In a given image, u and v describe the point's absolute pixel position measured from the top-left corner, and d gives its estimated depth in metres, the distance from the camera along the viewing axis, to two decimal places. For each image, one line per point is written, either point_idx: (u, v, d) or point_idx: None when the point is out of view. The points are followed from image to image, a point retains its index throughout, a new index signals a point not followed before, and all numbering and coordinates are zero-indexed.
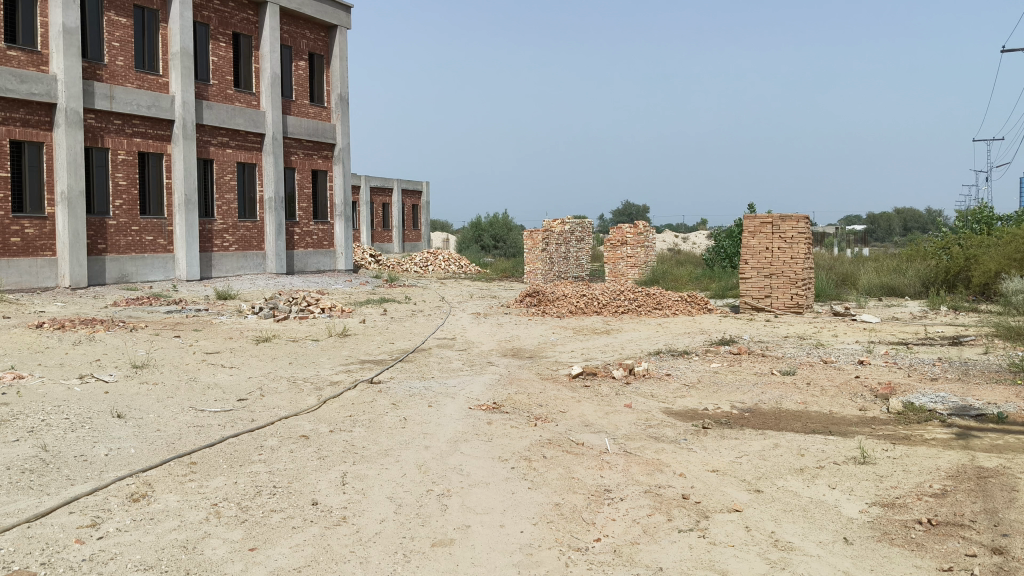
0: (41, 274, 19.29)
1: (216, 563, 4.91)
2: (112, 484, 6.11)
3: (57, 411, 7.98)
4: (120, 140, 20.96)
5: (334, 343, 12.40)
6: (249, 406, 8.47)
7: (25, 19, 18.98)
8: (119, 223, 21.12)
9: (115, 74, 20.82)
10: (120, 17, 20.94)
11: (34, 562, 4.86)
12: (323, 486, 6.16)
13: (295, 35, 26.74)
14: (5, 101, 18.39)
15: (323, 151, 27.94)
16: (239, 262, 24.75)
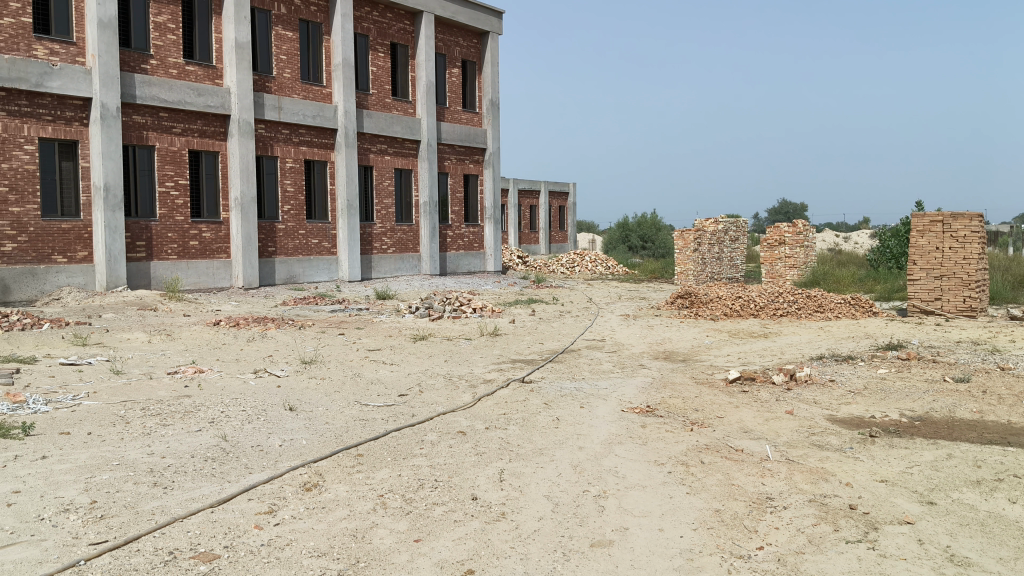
0: (216, 276, 20.60)
1: (386, 551, 5.10)
2: (286, 474, 6.47)
3: (235, 403, 8.51)
4: (288, 148, 22.12)
5: (486, 342, 12.65)
6: (410, 401, 8.76)
7: (202, 36, 20.30)
8: (287, 228, 22.29)
9: (281, 86, 21.96)
10: (287, 31, 22.06)
11: (219, 545, 5.21)
12: (482, 482, 6.29)
13: (450, 43, 27.39)
14: (184, 114, 19.72)
15: (475, 156, 28.53)
16: (396, 264, 25.64)
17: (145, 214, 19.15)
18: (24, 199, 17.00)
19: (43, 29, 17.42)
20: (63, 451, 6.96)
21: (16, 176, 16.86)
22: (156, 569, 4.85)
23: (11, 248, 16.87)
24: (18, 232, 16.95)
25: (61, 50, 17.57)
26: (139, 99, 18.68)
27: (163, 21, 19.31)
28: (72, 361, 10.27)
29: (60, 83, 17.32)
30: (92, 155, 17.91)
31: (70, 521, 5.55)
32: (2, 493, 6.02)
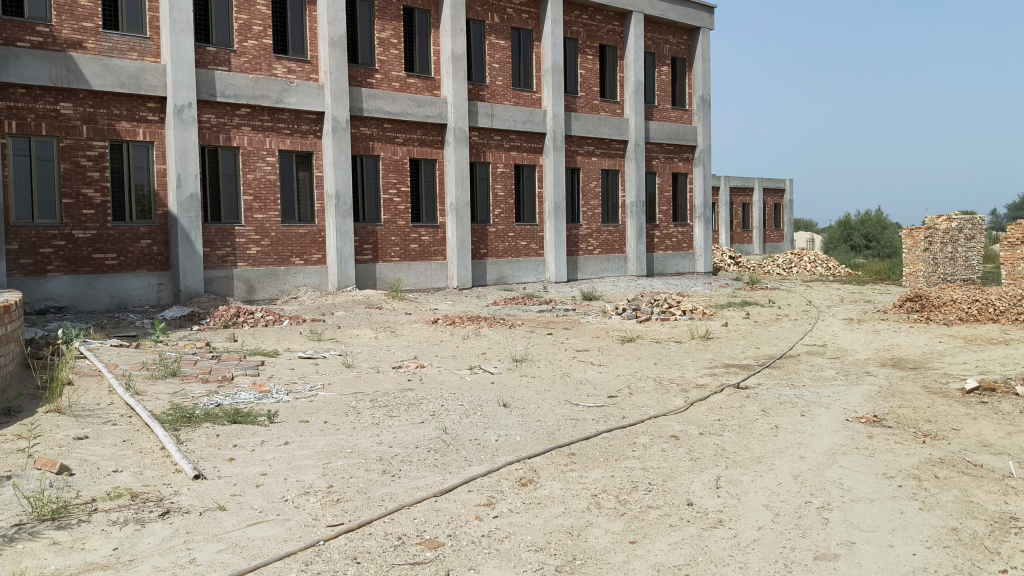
0: (433, 277, 21.58)
1: (602, 551, 5.17)
2: (503, 468, 6.70)
3: (454, 397, 8.90)
4: (500, 154, 22.81)
5: (697, 345, 12.48)
6: (620, 403, 8.81)
7: (422, 48, 21.37)
8: (498, 230, 22.98)
9: (494, 93, 22.69)
10: (499, 39, 22.80)
11: (443, 533, 5.48)
12: (698, 487, 6.23)
13: (659, 41, 27.21)
14: (405, 124, 20.82)
15: (684, 154, 28.17)
16: (603, 265, 25.79)
17: (370, 219, 20.38)
18: (266, 207, 18.58)
19: (281, 49, 18.95)
20: (304, 438, 7.57)
21: (259, 185, 18.45)
22: (387, 552, 5.17)
23: (255, 251, 18.46)
24: (260, 236, 18.52)
25: (297, 67, 19.04)
26: (365, 111, 19.90)
27: (387, 36, 20.51)
28: (308, 355, 11.12)
29: (296, 99, 18.79)
30: (325, 165, 19.30)
31: (310, 503, 6.03)
32: (251, 474, 6.63)
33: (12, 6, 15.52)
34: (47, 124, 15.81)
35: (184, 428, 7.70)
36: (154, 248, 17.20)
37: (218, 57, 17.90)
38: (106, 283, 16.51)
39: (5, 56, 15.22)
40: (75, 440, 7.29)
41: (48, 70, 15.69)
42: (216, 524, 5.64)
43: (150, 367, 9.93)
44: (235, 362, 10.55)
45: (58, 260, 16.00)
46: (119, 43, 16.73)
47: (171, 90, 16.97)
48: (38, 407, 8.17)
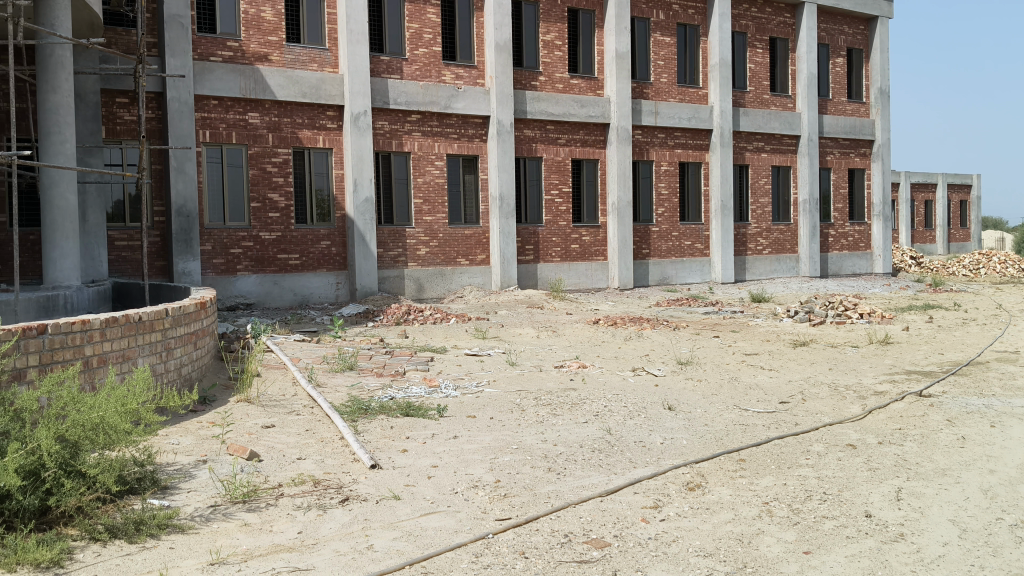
0: (595, 277, 21.58)
1: (773, 560, 5.02)
2: (670, 472, 6.62)
3: (617, 399, 8.89)
4: (664, 152, 22.56)
5: (875, 350, 11.89)
6: (791, 409, 8.51)
7: (587, 48, 21.44)
8: (661, 230, 22.72)
9: (660, 91, 22.45)
10: (665, 36, 22.57)
11: (609, 533, 5.48)
12: (876, 499, 5.95)
13: (833, 32, 26.13)
14: (568, 124, 20.95)
15: (860, 149, 26.93)
16: (772, 266, 24.98)
17: (532, 220, 20.64)
18: (434, 209, 19.16)
19: (450, 55, 19.51)
20: (471, 432, 7.78)
21: (428, 188, 19.06)
22: (554, 549, 5.23)
23: (425, 252, 19.09)
24: (430, 237, 19.14)
25: (465, 72, 19.53)
26: (530, 113, 20.17)
27: (551, 39, 20.73)
28: (475, 352, 11.40)
29: (464, 103, 19.28)
30: (491, 168, 19.70)
31: (479, 496, 6.19)
32: (423, 466, 6.87)
33: (206, 24, 16.75)
34: (237, 133, 16.94)
35: (361, 420, 8.08)
36: (333, 249, 18.10)
37: (391, 66, 18.63)
38: (289, 282, 17.51)
39: (200, 71, 16.40)
40: (263, 428, 7.79)
41: (238, 82, 16.80)
42: (391, 513, 5.88)
43: (329, 361, 10.47)
44: (407, 357, 10.96)
45: (246, 260, 17.09)
46: (300, 55, 17.70)
47: (348, 99, 17.81)
48: (229, 397, 8.80)
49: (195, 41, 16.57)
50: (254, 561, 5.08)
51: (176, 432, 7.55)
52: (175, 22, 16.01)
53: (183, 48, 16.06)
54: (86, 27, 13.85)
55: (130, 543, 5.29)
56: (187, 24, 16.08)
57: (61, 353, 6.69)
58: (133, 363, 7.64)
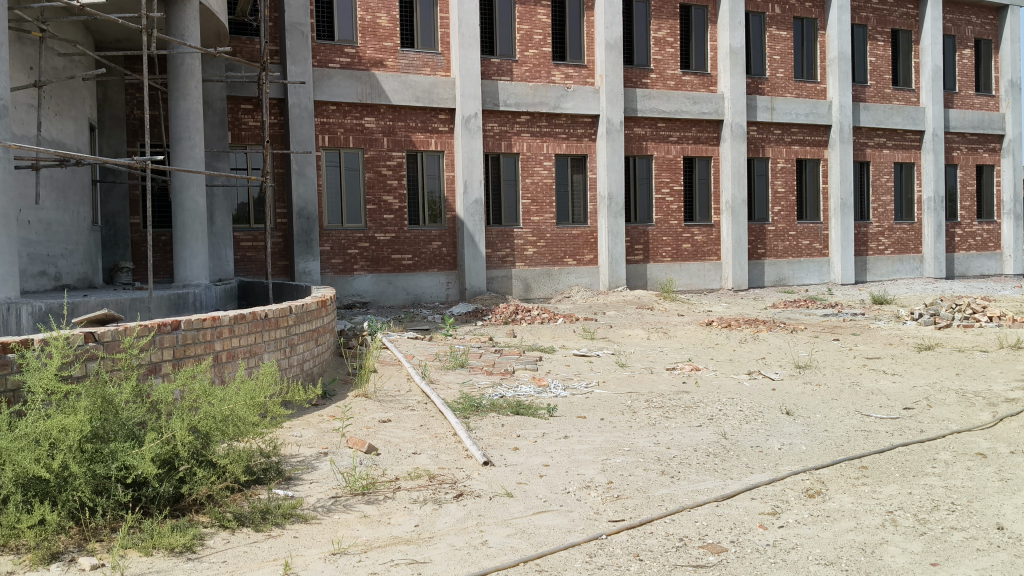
0: (707, 277, 21.24)
1: (899, 571, 4.85)
2: (788, 478, 6.47)
3: (733, 402, 8.74)
4: (780, 149, 22.02)
5: (1007, 355, 11.31)
6: (916, 416, 8.18)
7: (699, 45, 21.11)
8: (777, 229, 22.18)
9: (775, 86, 21.93)
10: (780, 30, 22.04)
11: (725, 539, 5.39)
12: (1009, 510, 5.66)
13: (960, 22, 24.98)
14: (680, 122, 20.70)
15: (989, 144, 25.66)
16: (894, 266, 24.07)
17: (642, 220, 20.49)
18: (543, 209, 19.25)
19: (559, 56, 19.56)
20: (582, 433, 7.78)
21: (537, 188, 19.16)
22: (669, 552, 5.18)
23: (533, 252, 19.21)
24: (538, 237, 19.24)
25: (575, 72, 19.54)
26: (640, 112, 20.03)
27: (663, 36, 20.52)
28: (584, 352, 11.40)
29: (574, 103, 19.29)
30: (600, 167, 19.63)
31: (591, 497, 6.19)
32: (536, 464, 6.92)
33: (324, 32, 17.29)
34: (353, 137, 17.42)
35: (473, 417, 8.19)
36: (444, 249, 18.39)
37: (502, 68, 18.82)
38: (402, 281, 17.90)
39: (319, 77, 16.94)
40: (380, 422, 7.99)
41: (355, 88, 17.28)
42: (505, 510, 5.94)
43: (442, 358, 10.66)
44: (517, 356, 11.04)
45: (362, 260, 17.57)
46: (414, 60, 18.05)
47: (460, 101, 18.07)
48: (348, 392, 9.06)
49: (314, 48, 17.12)
50: (373, 552, 5.22)
51: (299, 425, 7.83)
52: (296, 31, 16.59)
53: (303, 56, 16.62)
54: (214, 37, 14.49)
55: (257, 532, 5.51)
56: (306, 32, 16.64)
57: (193, 348, 7.03)
58: (260, 358, 7.98)
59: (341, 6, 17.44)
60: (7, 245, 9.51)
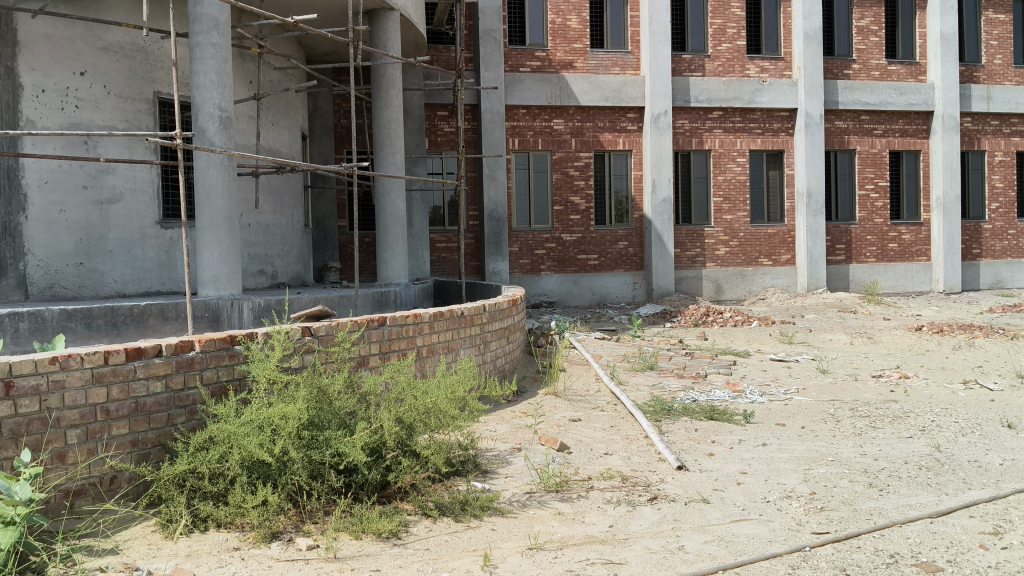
0: (915, 279, 19.95)
1: None
2: (1011, 496, 5.96)
3: (947, 413, 8.15)
4: (998, 140, 20.39)
5: None
6: None
7: (906, 32, 19.91)
8: (995, 227, 20.55)
9: (992, 74, 20.35)
10: (998, 13, 20.42)
11: (940, 558, 5.02)
12: None
13: None
14: (885, 114, 19.56)
15: None
16: None
17: (844, 218, 19.54)
18: (736, 207, 18.73)
19: (754, 49, 19.02)
20: (781, 441, 7.50)
21: (729, 186, 18.67)
22: (879, 569, 4.89)
23: (725, 252, 18.75)
24: (730, 237, 18.75)
25: (770, 66, 18.91)
26: (842, 105, 19.06)
27: (866, 24, 19.48)
28: (781, 358, 10.99)
29: (769, 97, 18.67)
30: (797, 163, 18.90)
31: (793, 507, 5.95)
32: (732, 471, 6.74)
33: (516, 36, 17.66)
34: (543, 140, 17.69)
35: (665, 420, 8.10)
36: (631, 249, 18.29)
37: (693, 64, 18.48)
38: (589, 282, 17.96)
39: (511, 81, 17.32)
40: (571, 421, 8.05)
41: (545, 91, 17.52)
42: (701, 516, 5.82)
43: (630, 360, 10.60)
44: (709, 360, 10.80)
45: (549, 260, 17.83)
46: (604, 60, 18.07)
47: (650, 99, 17.91)
48: (539, 389, 9.20)
49: (506, 52, 17.51)
50: (569, 549, 5.26)
51: (493, 420, 8.01)
52: (489, 37, 17.04)
53: (495, 61, 17.02)
54: (412, 47, 15.11)
55: (457, 522, 5.69)
56: (499, 38, 17.04)
57: (397, 343, 7.35)
58: (457, 354, 8.24)
59: (533, 10, 17.75)
60: (231, 246, 10.32)
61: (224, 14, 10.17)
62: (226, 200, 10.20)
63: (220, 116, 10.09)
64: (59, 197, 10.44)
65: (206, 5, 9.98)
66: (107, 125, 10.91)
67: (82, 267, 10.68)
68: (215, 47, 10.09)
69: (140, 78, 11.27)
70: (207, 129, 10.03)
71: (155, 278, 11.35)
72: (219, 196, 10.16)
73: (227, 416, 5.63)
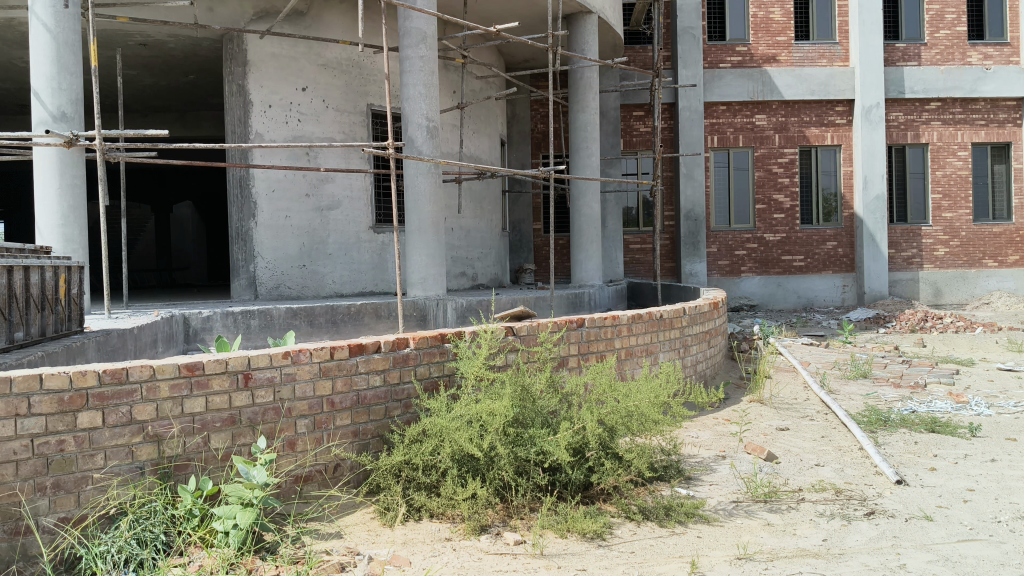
0: None
1: None
2: None
3: None
4: None
5: None
6: None
7: None
8: None
9: None
10: None
11: None
12: None
13: None
14: None
15: None
16: None
17: None
18: (957, 205, 17.47)
19: (976, 35, 17.65)
20: (1015, 457, 6.87)
21: (949, 182, 17.43)
22: None
23: (944, 253, 17.54)
24: (950, 236, 17.52)
25: (995, 52, 17.50)
26: None
27: None
28: (1012, 367, 10.09)
29: (993, 86, 17.26)
30: None
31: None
32: (958, 488, 6.24)
33: (715, 33, 17.37)
34: (744, 136, 17.29)
35: (881, 431, 7.62)
36: (840, 250, 17.55)
37: (908, 53, 17.44)
38: (794, 284, 17.40)
39: (710, 78, 17.09)
40: (778, 430, 7.76)
41: (746, 87, 17.07)
42: (924, 533, 5.43)
43: (842, 367, 10.08)
44: (929, 368, 10.07)
45: (750, 262, 17.42)
46: (810, 52, 17.38)
47: (860, 92, 17.11)
48: (743, 396, 8.92)
49: (705, 49, 17.27)
50: (780, 562, 5.04)
51: (695, 426, 7.86)
52: (688, 34, 16.85)
53: (694, 58, 16.86)
54: (609, 49, 15.12)
55: (661, 527, 5.60)
56: (698, 35, 16.81)
57: (596, 345, 7.32)
58: (656, 357, 8.13)
59: (733, 6, 17.45)
60: (438, 250, 10.72)
61: (431, 27, 10.57)
62: (432, 206, 10.60)
63: (427, 126, 10.49)
64: (284, 205, 11.23)
65: (415, 19, 10.42)
66: (327, 137, 11.65)
67: (305, 269, 11.45)
68: (423, 59, 10.50)
69: (356, 91, 11.92)
70: (416, 138, 10.46)
71: (369, 279, 11.98)
72: (426, 202, 10.57)
73: (439, 411, 5.84)
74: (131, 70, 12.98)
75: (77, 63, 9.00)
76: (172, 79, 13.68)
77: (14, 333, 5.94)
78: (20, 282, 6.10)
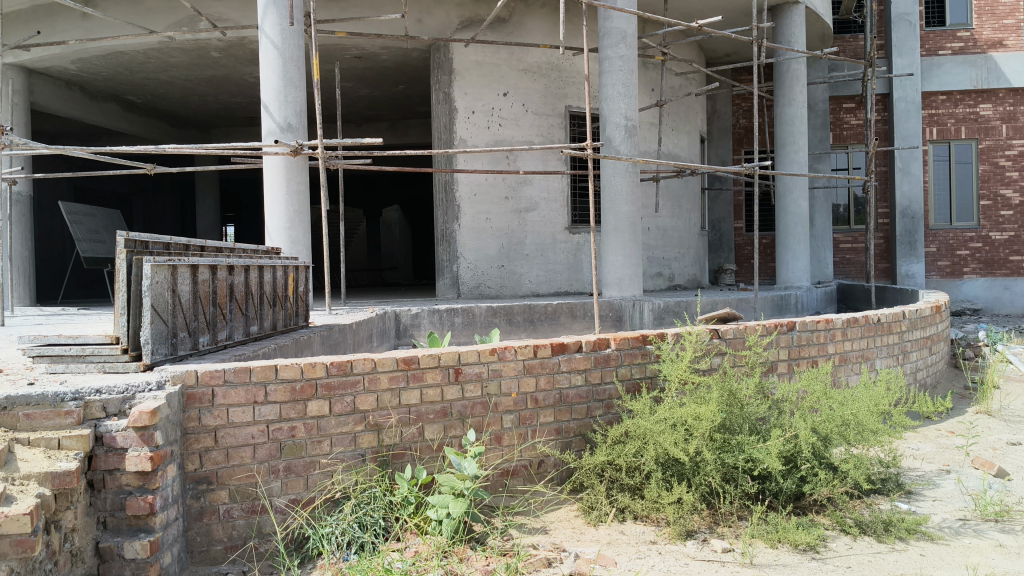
0: None
1: None
2: None
3: None
4: None
5: None
6: None
7: None
8: None
9: None
10: None
11: None
12: None
13: None
14: None
15: None
16: None
17: None
18: None
19: None
20: None
21: None
22: None
23: None
24: None
25: None
26: None
27: None
28: None
29: None
30: None
31: None
32: None
33: (935, 18, 16.59)
34: (966, 128, 16.44)
35: None
36: None
37: None
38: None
39: (928, 67, 16.37)
40: (1010, 445, 7.15)
41: (969, 74, 16.25)
42: None
43: None
44: None
45: (974, 262, 16.48)
46: None
47: None
48: (969, 407, 8.31)
49: (923, 36, 16.51)
50: None
51: (916, 437, 7.40)
52: (903, 21, 16.10)
53: (910, 46, 16.09)
54: (817, 39, 14.57)
55: (879, 542, 5.29)
56: (915, 21, 16.03)
57: (807, 350, 7.02)
58: (872, 363, 7.70)
59: None
60: (635, 250, 10.67)
61: (631, 26, 10.54)
62: (629, 206, 10.56)
63: (626, 125, 10.48)
64: (486, 207, 11.54)
65: (615, 19, 10.42)
66: (527, 140, 11.88)
67: (504, 268, 11.72)
68: (622, 59, 10.48)
69: (555, 95, 12.07)
70: (614, 137, 10.48)
71: (565, 279, 12.10)
72: (624, 202, 10.56)
73: (643, 412, 5.79)
74: (348, 82, 13.78)
75: (302, 77, 9.64)
76: (384, 90, 14.42)
77: (250, 327, 6.45)
78: (255, 279, 6.60)
